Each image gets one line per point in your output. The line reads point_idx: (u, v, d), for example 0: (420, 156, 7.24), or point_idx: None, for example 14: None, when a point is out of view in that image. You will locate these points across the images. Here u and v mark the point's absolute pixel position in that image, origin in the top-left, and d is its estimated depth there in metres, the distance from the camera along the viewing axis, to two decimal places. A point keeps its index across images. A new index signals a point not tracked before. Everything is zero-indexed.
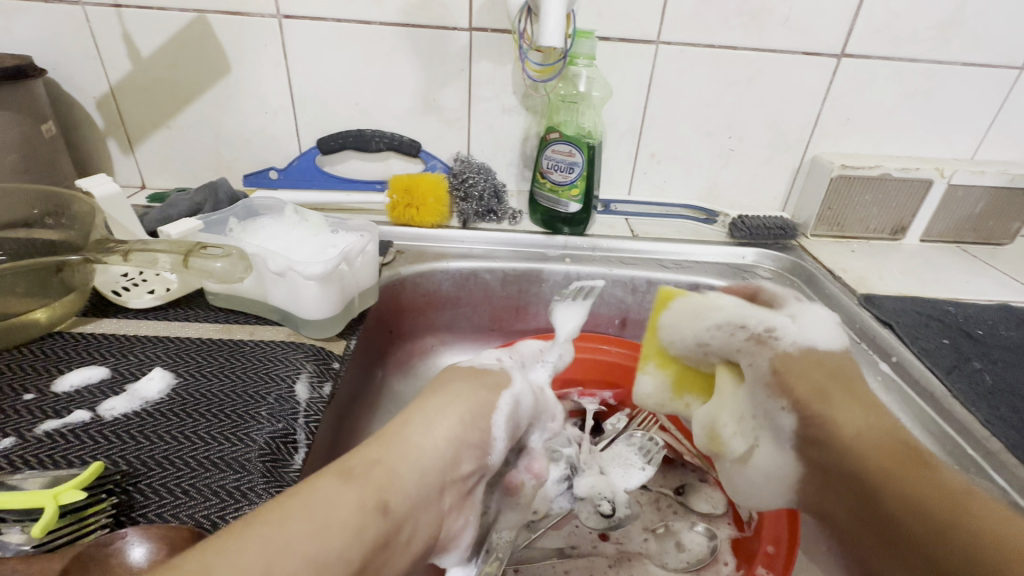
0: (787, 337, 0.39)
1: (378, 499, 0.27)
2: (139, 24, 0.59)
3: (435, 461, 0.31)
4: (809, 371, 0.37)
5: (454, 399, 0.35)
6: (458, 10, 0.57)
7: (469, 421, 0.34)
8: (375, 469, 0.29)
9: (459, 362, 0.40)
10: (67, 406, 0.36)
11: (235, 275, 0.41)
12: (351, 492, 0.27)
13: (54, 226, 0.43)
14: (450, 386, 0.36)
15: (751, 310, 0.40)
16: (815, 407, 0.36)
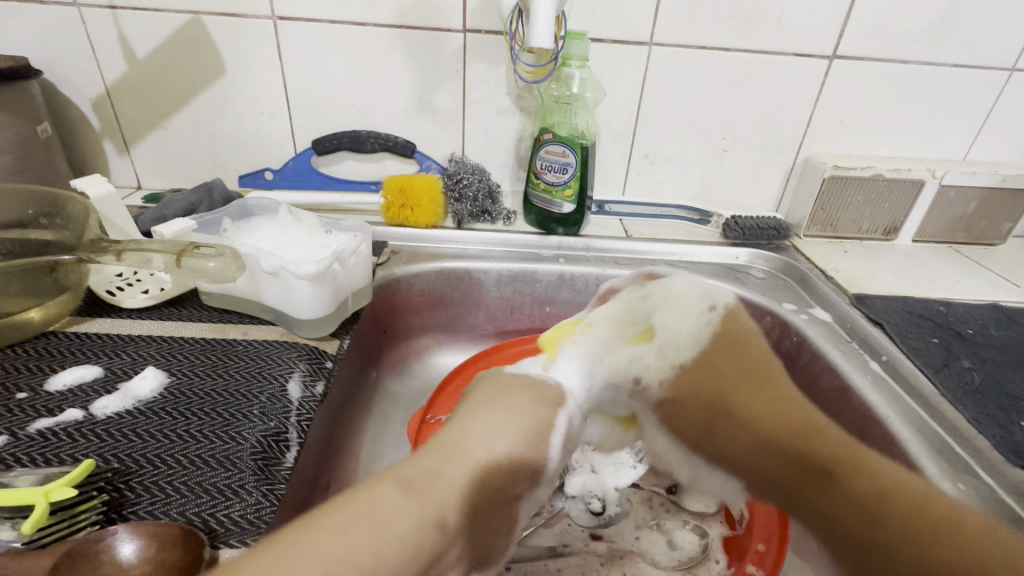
0: (656, 378, 0.44)
1: (438, 514, 0.25)
2: (134, 26, 0.59)
3: (490, 468, 0.29)
4: (689, 408, 0.43)
5: (514, 410, 0.34)
6: (453, 12, 0.58)
7: (530, 434, 0.33)
8: (427, 475, 0.27)
9: (508, 373, 0.40)
10: (60, 405, 0.36)
11: (228, 274, 0.41)
12: (411, 498, 0.25)
13: (49, 226, 0.43)
14: (510, 397, 0.35)
15: (622, 363, 0.44)
16: (711, 440, 0.42)
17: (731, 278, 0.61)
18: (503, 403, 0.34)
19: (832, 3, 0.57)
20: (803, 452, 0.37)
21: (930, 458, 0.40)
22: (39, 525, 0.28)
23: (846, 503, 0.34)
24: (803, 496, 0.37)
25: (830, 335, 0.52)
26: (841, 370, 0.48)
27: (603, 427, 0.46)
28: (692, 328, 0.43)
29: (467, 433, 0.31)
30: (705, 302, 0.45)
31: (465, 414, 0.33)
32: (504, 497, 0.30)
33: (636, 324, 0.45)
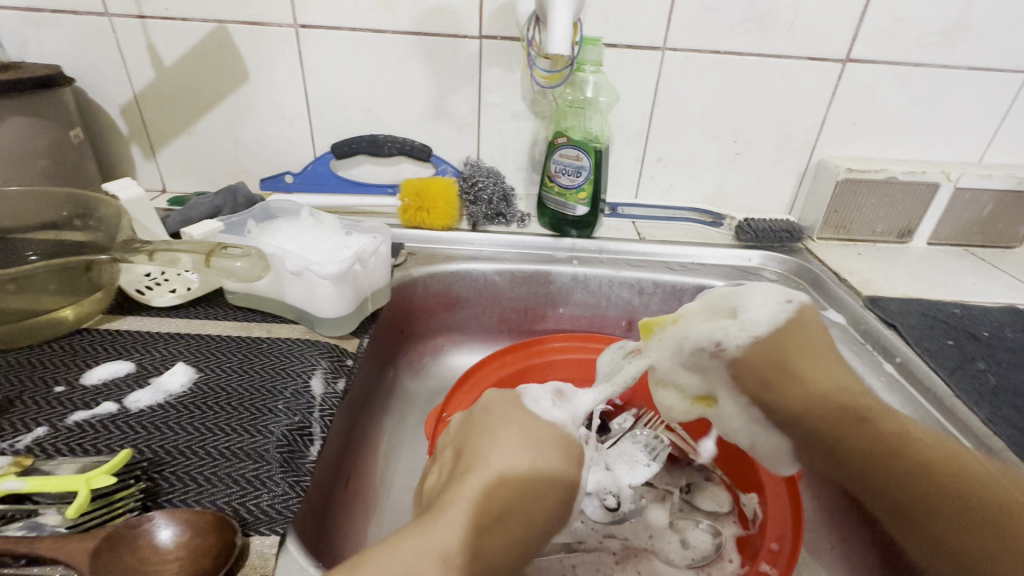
0: (735, 344, 0.38)
1: None
2: (162, 35, 0.61)
3: (513, 527, 0.32)
4: (759, 373, 0.38)
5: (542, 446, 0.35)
6: (470, 19, 0.59)
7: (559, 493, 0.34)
8: (452, 546, 0.29)
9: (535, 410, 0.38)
10: (96, 398, 0.38)
11: (254, 274, 0.43)
12: (436, 571, 0.28)
13: (80, 227, 0.48)
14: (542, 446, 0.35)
15: (702, 327, 0.39)
16: (767, 397, 0.37)
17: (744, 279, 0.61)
18: (531, 444, 0.35)
19: (845, 6, 0.57)
20: (845, 408, 0.35)
21: None
22: (83, 509, 0.29)
23: (864, 448, 0.34)
24: (836, 439, 0.35)
25: (843, 338, 0.52)
26: (855, 371, 0.48)
27: (675, 397, 0.41)
28: (774, 309, 0.39)
29: (489, 489, 0.32)
30: (784, 294, 0.40)
31: (486, 459, 0.34)
32: (527, 547, 0.33)
33: (719, 306, 0.40)
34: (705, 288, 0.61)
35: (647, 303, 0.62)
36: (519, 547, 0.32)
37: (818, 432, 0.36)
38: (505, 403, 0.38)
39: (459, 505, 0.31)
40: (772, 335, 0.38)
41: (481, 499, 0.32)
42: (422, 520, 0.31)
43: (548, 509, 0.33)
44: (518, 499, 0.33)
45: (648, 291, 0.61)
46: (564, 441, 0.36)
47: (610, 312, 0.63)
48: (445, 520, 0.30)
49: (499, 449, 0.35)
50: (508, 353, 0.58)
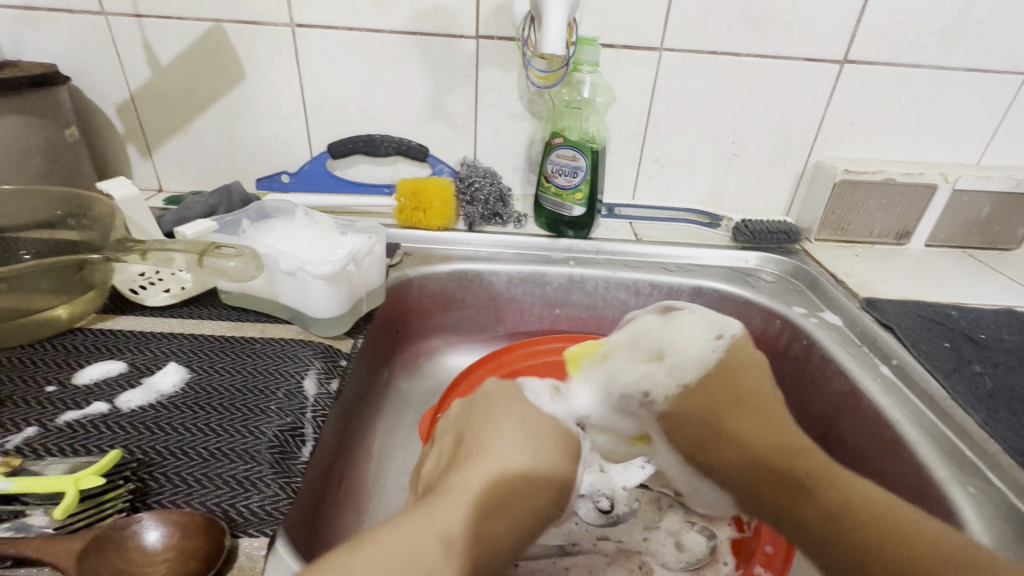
0: (660, 393, 0.45)
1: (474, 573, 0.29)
2: (158, 34, 0.61)
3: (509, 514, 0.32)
4: (690, 424, 0.43)
5: (539, 438, 0.37)
6: (466, 19, 0.59)
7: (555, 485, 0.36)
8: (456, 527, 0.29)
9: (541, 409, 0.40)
10: (87, 398, 0.38)
11: (248, 273, 0.43)
12: (441, 551, 0.28)
13: (74, 226, 0.47)
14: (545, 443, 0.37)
15: (634, 372, 0.47)
16: (702, 457, 0.42)
17: (741, 281, 0.61)
18: (530, 436, 0.36)
19: (843, 7, 0.57)
20: (786, 467, 0.37)
21: (939, 462, 0.39)
22: (70, 510, 0.28)
23: (813, 515, 0.35)
24: (789, 511, 0.37)
25: (840, 340, 0.52)
26: (851, 374, 0.48)
27: (613, 440, 0.47)
28: (695, 353, 0.45)
29: (488, 475, 0.33)
30: (713, 330, 0.46)
31: (488, 450, 0.35)
32: (521, 540, 0.33)
33: (646, 344, 0.47)
34: (701, 289, 0.61)
35: (643, 304, 0.62)
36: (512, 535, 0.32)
37: (770, 504, 0.38)
38: (504, 405, 0.38)
39: (460, 490, 0.32)
40: (691, 393, 0.44)
41: (489, 483, 0.33)
42: (426, 503, 0.31)
43: (545, 499, 0.35)
44: (521, 490, 0.34)
45: (644, 292, 0.61)
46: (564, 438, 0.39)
47: (606, 313, 0.63)
48: (448, 500, 0.31)
49: (502, 440, 0.36)
50: (504, 355, 0.58)
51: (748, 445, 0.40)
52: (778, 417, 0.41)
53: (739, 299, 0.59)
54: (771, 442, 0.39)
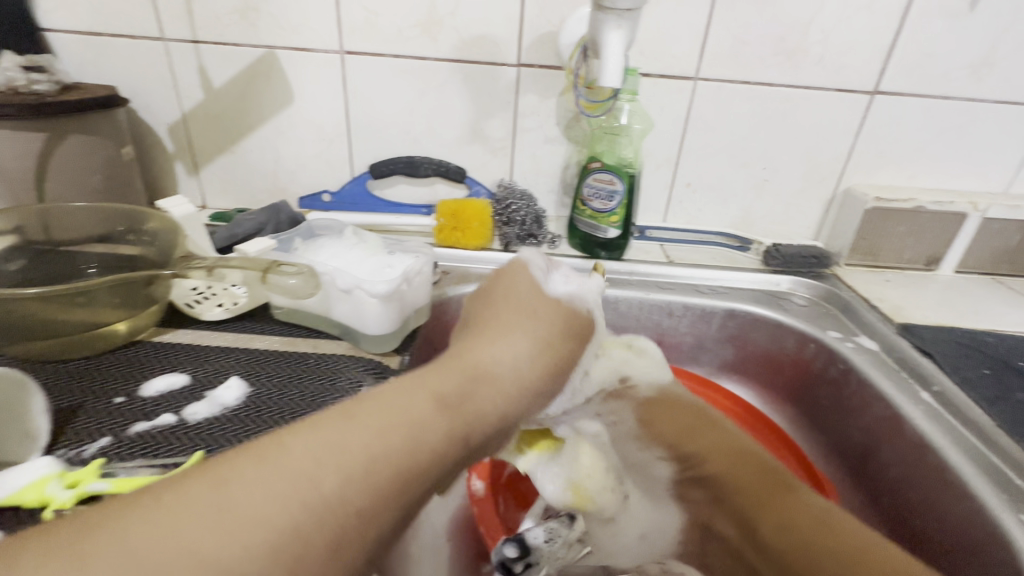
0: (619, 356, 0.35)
1: (461, 427, 0.28)
2: (213, 59, 0.64)
3: (521, 397, 0.32)
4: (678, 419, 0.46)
5: (556, 348, 0.34)
6: (509, 48, 0.61)
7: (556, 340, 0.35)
8: (472, 432, 0.29)
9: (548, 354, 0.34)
10: (155, 409, 0.39)
11: (306, 291, 0.46)
12: (427, 406, 0.27)
13: (135, 242, 0.50)
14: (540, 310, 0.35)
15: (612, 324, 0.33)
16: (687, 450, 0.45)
17: (773, 304, 0.62)
18: (547, 334, 0.34)
19: (874, 40, 0.59)
20: (770, 475, 0.41)
21: (990, 488, 0.40)
22: None
23: (798, 515, 0.37)
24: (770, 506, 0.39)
25: (877, 364, 0.53)
26: (892, 400, 0.48)
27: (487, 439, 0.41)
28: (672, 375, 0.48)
29: (495, 354, 0.32)
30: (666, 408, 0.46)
31: (499, 336, 0.33)
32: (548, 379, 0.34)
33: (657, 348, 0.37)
34: (734, 311, 0.61)
35: (676, 325, 0.63)
36: (518, 413, 0.32)
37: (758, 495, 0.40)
38: (581, 315, 0.37)
39: (472, 378, 0.30)
40: None
41: (412, 420, 0.26)
42: (378, 413, 0.26)
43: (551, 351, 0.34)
44: (460, 393, 0.29)
45: (678, 313, 0.62)
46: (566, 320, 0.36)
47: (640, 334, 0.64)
48: (442, 374, 0.30)
49: (526, 322, 0.34)
50: None
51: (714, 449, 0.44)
52: (751, 456, 0.43)
53: (773, 323, 0.60)
54: (750, 457, 0.43)
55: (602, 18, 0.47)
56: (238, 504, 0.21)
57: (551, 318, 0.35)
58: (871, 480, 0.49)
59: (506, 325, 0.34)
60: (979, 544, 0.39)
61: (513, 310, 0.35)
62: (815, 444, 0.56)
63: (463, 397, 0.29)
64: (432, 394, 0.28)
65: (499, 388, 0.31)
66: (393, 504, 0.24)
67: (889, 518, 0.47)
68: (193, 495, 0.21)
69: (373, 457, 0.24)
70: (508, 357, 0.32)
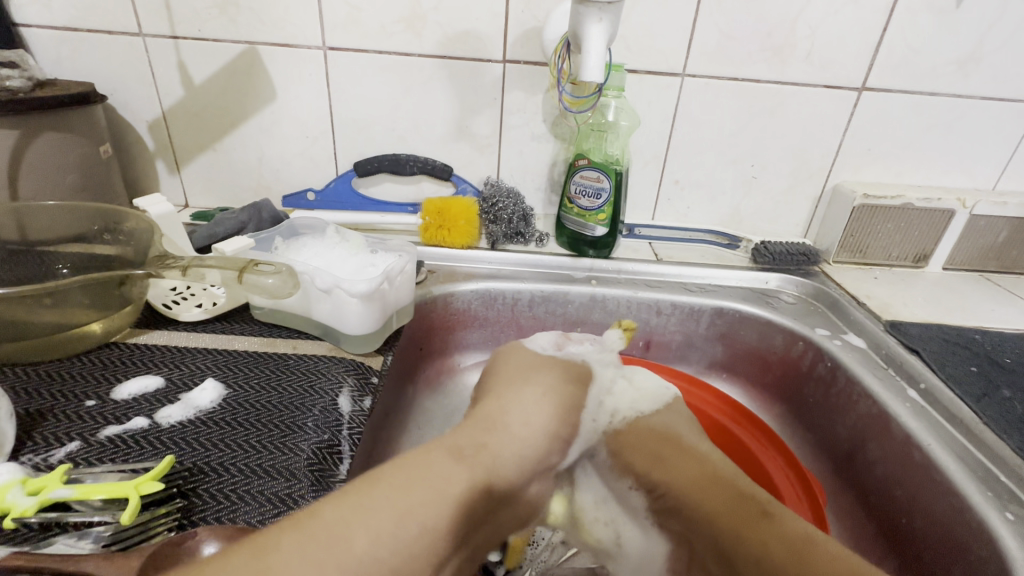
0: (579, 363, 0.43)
1: (484, 478, 0.32)
2: (194, 55, 0.62)
3: (534, 447, 0.35)
4: (643, 440, 0.41)
5: (560, 403, 0.39)
6: (495, 44, 0.61)
7: (570, 406, 0.39)
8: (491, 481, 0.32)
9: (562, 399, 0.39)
10: (126, 413, 0.38)
11: (285, 291, 0.43)
12: (449, 461, 0.31)
13: (111, 241, 0.49)
14: (544, 372, 0.40)
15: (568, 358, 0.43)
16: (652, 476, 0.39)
17: (762, 302, 0.61)
18: (549, 391, 0.39)
19: (861, 36, 0.59)
20: (745, 499, 0.34)
21: (976, 487, 0.39)
22: (135, 515, 0.29)
23: (776, 548, 0.31)
24: (737, 538, 0.33)
25: (865, 362, 0.52)
26: (879, 398, 0.48)
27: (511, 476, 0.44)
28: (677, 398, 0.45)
29: (505, 410, 0.36)
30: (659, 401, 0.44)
31: (505, 398, 0.37)
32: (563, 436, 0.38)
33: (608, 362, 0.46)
34: (723, 309, 0.61)
35: (665, 323, 0.62)
36: (533, 462, 0.35)
37: (723, 528, 0.33)
38: (574, 370, 0.42)
39: (482, 434, 0.34)
40: None
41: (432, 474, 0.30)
42: (403, 472, 0.30)
43: (561, 405, 0.39)
44: (477, 448, 0.33)
45: (666, 312, 0.61)
46: (568, 376, 0.41)
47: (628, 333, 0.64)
48: (459, 434, 0.34)
49: (530, 383, 0.39)
50: None
51: (681, 478, 0.37)
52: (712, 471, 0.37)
53: (762, 321, 0.60)
54: (714, 475, 0.36)
55: (582, 11, 0.46)
56: (287, 563, 0.24)
57: (557, 371, 0.41)
58: (860, 479, 0.49)
59: (513, 385, 0.39)
60: (965, 542, 0.38)
61: (511, 377, 0.40)
62: (803, 444, 0.56)
63: (481, 451, 0.33)
64: (452, 449, 0.32)
65: (511, 443, 0.34)
66: (426, 551, 0.27)
67: (876, 517, 0.46)
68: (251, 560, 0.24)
69: (401, 515, 0.27)
70: (516, 413, 0.36)
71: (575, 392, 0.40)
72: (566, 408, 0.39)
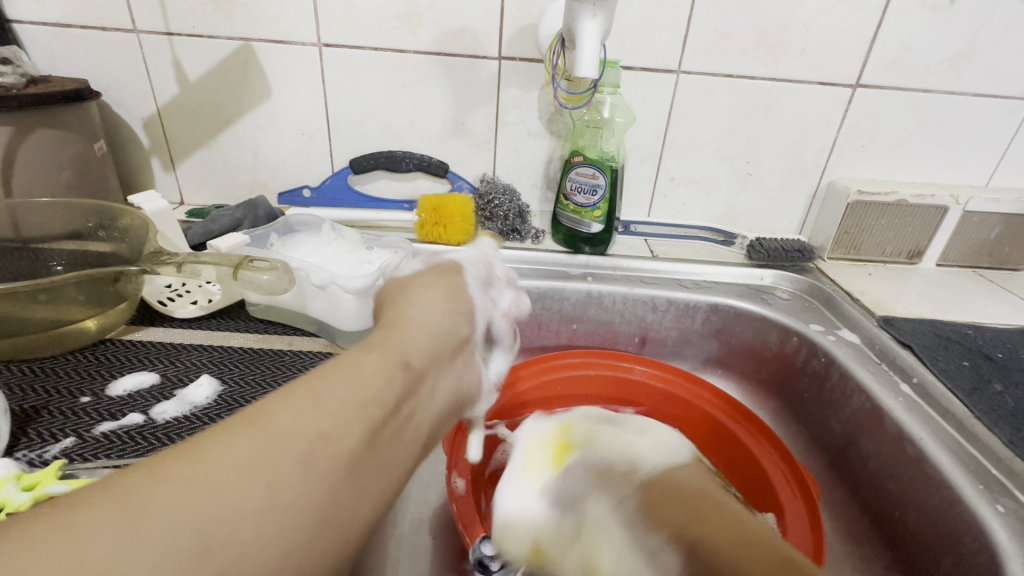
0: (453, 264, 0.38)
1: (399, 356, 0.27)
2: (188, 51, 0.62)
3: (443, 331, 0.31)
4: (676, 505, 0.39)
5: (454, 295, 0.34)
6: (490, 41, 0.61)
7: (454, 292, 0.34)
8: (409, 355, 0.28)
9: (448, 291, 0.34)
10: (121, 409, 0.38)
11: (280, 287, 0.43)
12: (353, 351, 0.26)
13: (105, 238, 0.49)
14: (426, 275, 0.36)
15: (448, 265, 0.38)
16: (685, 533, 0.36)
17: (757, 298, 0.62)
18: (430, 285, 0.34)
19: (855, 33, 0.59)
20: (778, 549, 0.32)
21: (968, 480, 0.40)
22: None
23: None
24: None
25: (859, 357, 0.53)
26: (872, 392, 0.48)
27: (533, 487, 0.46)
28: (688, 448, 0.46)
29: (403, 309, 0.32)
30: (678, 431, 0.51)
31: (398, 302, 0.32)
32: (462, 318, 0.33)
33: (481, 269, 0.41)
34: (718, 305, 0.61)
35: (660, 319, 0.63)
36: (451, 347, 0.31)
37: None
38: (445, 268, 0.37)
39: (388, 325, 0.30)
40: None
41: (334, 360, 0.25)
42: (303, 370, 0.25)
43: (449, 295, 0.34)
44: (386, 340, 0.28)
45: (662, 307, 0.61)
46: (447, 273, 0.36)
47: (624, 329, 0.64)
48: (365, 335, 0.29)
49: (419, 287, 0.34)
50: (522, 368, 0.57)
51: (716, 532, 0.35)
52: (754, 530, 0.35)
53: (756, 316, 0.60)
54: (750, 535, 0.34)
55: (577, 8, 0.47)
56: (170, 461, 0.19)
57: (437, 271, 0.36)
58: (854, 472, 0.49)
59: (404, 292, 0.34)
60: (956, 535, 0.39)
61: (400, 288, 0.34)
62: (796, 438, 0.56)
63: (388, 340, 0.28)
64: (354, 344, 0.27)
65: (413, 326, 0.30)
66: (353, 427, 0.22)
67: (870, 511, 0.47)
68: (138, 472, 0.18)
69: (307, 394, 0.22)
70: (413, 308, 0.31)
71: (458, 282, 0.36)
72: (457, 297, 0.34)
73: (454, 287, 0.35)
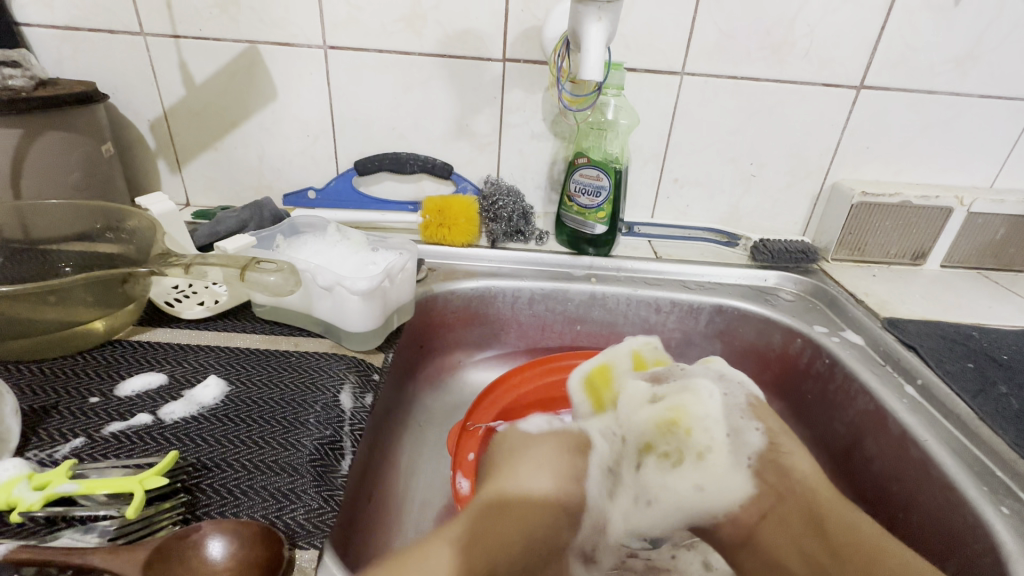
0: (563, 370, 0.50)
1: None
2: (195, 54, 0.63)
3: (542, 528, 0.34)
4: None
5: (566, 456, 0.38)
6: (494, 42, 0.61)
7: (569, 459, 0.38)
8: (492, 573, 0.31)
9: (554, 457, 0.37)
10: (130, 409, 0.38)
11: (286, 288, 0.43)
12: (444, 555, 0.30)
13: (113, 240, 0.49)
14: (534, 441, 0.39)
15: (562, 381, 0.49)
16: None
17: (761, 300, 0.62)
18: (549, 454, 0.38)
19: (860, 35, 0.59)
20: None
21: (973, 482, 0.40)
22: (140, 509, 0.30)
23: None
24: None
25: (863, 359, 0.53)
26: (876, 393, 0.48)
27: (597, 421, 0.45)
28: (742, 415, 0.42)
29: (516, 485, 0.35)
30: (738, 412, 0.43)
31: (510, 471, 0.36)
32: (564, 521, 0.36)
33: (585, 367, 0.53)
34: (721, 307, 0.61)
35: (664, 320, 0.63)
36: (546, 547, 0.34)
37: None
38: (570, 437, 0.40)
39: (485, 498, 0.35)
40: None
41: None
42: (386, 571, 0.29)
43: (553, 480, 0.36)
44: (485, 536, 0.32)
45: (666, 309, 0.61)
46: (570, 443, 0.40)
47: (628, 330, 0.64)
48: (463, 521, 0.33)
49: (534, 450, 0.38)
50: (525, 370, 0.57)
51: None
52: None
53: (760, 318, 0.60)
54: None
55: (582, 10, 0.47)
56: None
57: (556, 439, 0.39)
58: (857, 473, 0.49)
59: (506, 463, 0.37)
60: (961, 537, 0.39)
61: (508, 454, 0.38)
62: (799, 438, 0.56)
63: (484, 543, 0.32)
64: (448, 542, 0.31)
65: (514, 523, 0.33)
66: None
67: (875, 513, 0.47)
68: None
69: None
70: (525, 483, 0.36)
71: (575, 452, 0.39)
72: (567, 488, 0.37)
73: (572, 464, 0.38)
